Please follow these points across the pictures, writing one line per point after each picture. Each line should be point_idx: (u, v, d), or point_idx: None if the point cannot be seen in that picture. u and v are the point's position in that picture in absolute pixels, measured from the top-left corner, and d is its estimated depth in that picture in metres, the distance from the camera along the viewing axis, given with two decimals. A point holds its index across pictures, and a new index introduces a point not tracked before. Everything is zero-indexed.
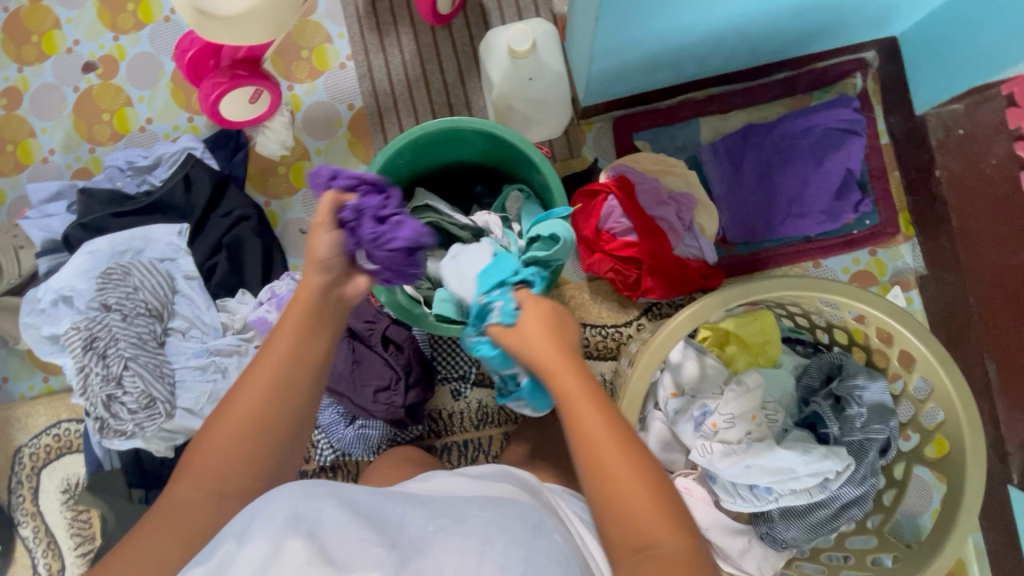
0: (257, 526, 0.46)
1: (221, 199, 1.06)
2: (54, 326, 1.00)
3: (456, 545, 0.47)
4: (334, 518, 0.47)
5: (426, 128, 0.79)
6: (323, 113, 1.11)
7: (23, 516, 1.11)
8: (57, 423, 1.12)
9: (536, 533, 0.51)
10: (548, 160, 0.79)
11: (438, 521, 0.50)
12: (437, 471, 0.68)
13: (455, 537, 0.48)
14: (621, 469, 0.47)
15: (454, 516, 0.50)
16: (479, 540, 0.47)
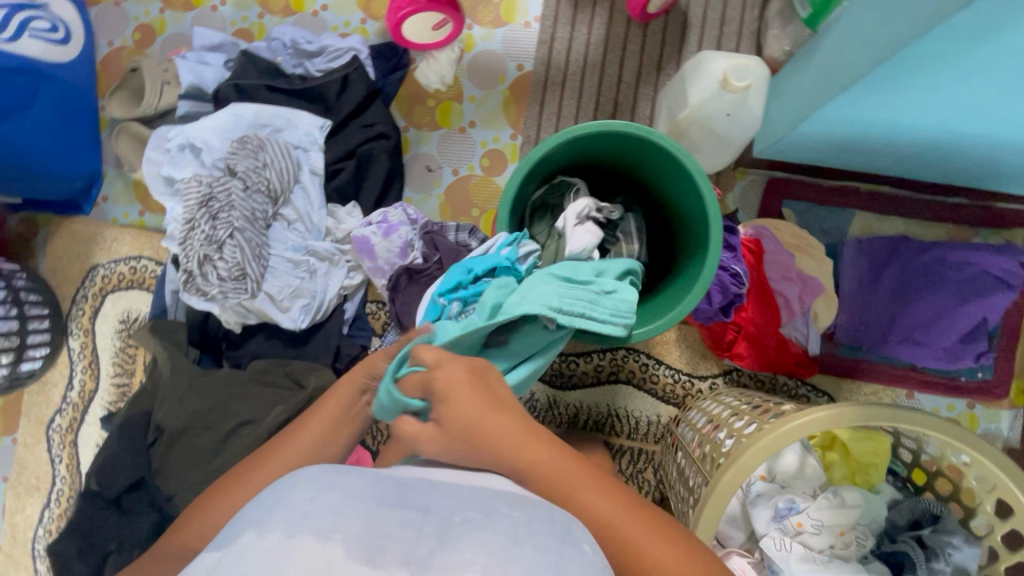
0: (275, 517, 0.43)
1: (366, 110, 1.06)
2: (175, 170, 1.01)
3: (482, 536, 0.43)
4: (345, 508, 0.44)
5: (610, 126, 0.76)
6: (491, 63, 1.10)
7: (77, 328, 1.15)
8: (137, 257, 1.14)
9: (564, 539, 0.46)
10: (718, 204, 0.74)
11: (468, 512, 0.46)
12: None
13: (481, 531, 0.43)
14: (618, 521, 0.50)
15: (481, 509, 0.46)
16: (508, 540, 0.43)
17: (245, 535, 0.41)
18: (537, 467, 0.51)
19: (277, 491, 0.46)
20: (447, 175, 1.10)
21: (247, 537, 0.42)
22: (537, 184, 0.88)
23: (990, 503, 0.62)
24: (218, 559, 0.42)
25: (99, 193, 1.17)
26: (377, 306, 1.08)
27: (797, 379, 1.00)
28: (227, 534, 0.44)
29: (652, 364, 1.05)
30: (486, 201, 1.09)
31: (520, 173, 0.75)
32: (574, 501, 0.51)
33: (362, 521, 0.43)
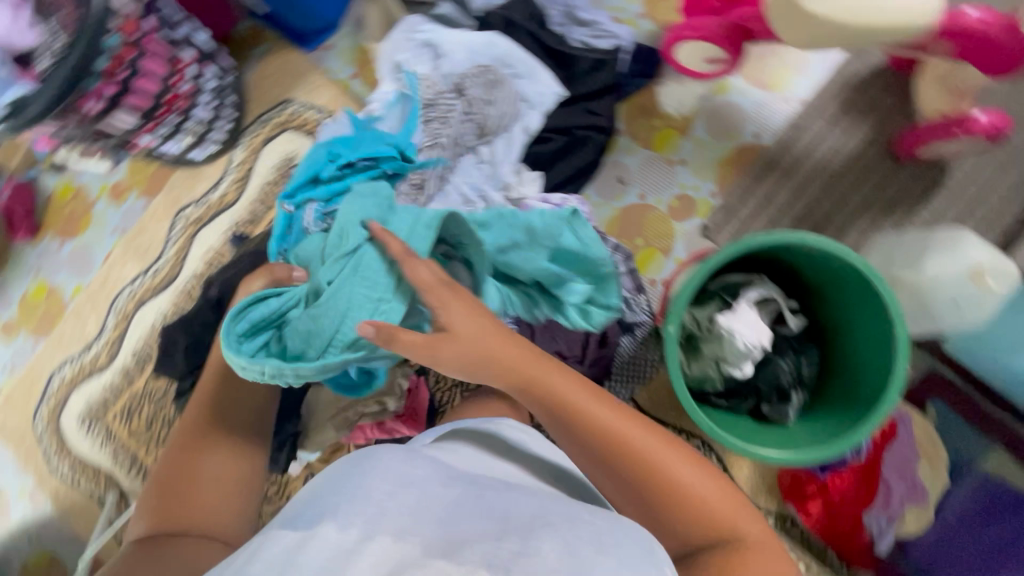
0: (355, 516, 0.52)
1: (598, 98, 1.05)
2: (410, 62, 1.04)
3: (558, 535, 0.50)
4: (421, 509, 0.54)
5: (846, 255, 0.74)
6: (731, 118, 1.07)
7: (246, 143, 1.22)
8: (328, 112, 1.19)
9: (646, 555, 0.52)
10: (903, 385, 0.71)
11: (549, 518, 0.54)
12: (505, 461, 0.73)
13: (562, 533, 0.51)
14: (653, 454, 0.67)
15: (563, 519, 0.54)
16: (595, 544, 0.50)
17: (330, 527, 0.50)
18: (592, 427, 0.68)
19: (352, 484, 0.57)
20: (631, 195, 1.08)
21: (332, 528, 0.50)
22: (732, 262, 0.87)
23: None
24: (302, 542, 0.50)
25: (326, 40, 1.22)
26: None
27: (846, 565, 0.96)
28: (307, 521, 0.53)
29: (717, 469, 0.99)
30: (654, 237, 1.07)
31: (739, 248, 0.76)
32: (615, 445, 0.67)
33: (438, 525, 0.52)
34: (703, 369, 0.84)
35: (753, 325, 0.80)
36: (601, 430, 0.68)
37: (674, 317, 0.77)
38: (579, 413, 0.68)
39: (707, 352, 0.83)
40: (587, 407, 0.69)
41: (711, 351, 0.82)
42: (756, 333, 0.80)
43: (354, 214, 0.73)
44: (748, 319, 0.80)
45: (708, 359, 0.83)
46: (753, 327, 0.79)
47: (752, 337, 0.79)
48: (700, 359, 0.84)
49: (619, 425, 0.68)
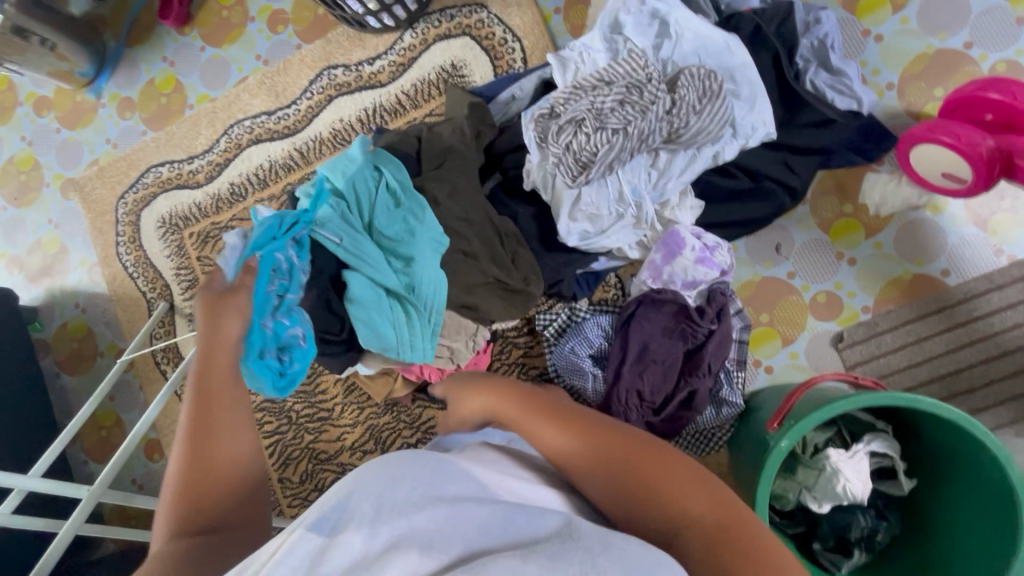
0: (376, 517, 0.42)
1: (804, 155, 0.94)
2: (633, 29, 0.93)
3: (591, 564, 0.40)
4: (453, 530, 0.44)
5: (1008, 462, 0.65)
6: (929, 240, 0.95)
7: (421, 30, 1.13)
8: (516, 37, 1.09)
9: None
10: None
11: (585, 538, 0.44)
12: (532, 460, 0.59)
13: (591, 553, 0.41)
14: (698, 489, 0.47)
15: (600, 548, 0.42)
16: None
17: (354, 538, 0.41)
18: (554, 422, 0.54)
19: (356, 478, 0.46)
20: (782, 268, 0.99)
21: (354, 540, 0.41)
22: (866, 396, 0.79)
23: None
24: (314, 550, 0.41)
25: None
26: (615, 282, 1.05)
27: None
28: (306, 521, 0.43)
29: None
30: (781, 320, 0.99)
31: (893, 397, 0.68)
32: (657, 486, 0.47)
33: (463, 541, 0.43)
34: (783, 487, 0.79)
35: (857, 470, 0.74)
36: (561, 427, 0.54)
37: (791, 433, 0.71)
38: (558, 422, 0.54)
39: (798, 474, 0.78)
40: (563, 414, 0.55)
41: (802, 474, 0.78)
42: (856, 479, 0.74)
43: (428, 275, 0.88)
44: (853, 460, 0.75)
45: (795, 480, 0.78)
46: (856, 472, 0.74)
47: (852, 480, 0.74)
48: (787, 478, 0.79)
49: (599, 433, 0.52)
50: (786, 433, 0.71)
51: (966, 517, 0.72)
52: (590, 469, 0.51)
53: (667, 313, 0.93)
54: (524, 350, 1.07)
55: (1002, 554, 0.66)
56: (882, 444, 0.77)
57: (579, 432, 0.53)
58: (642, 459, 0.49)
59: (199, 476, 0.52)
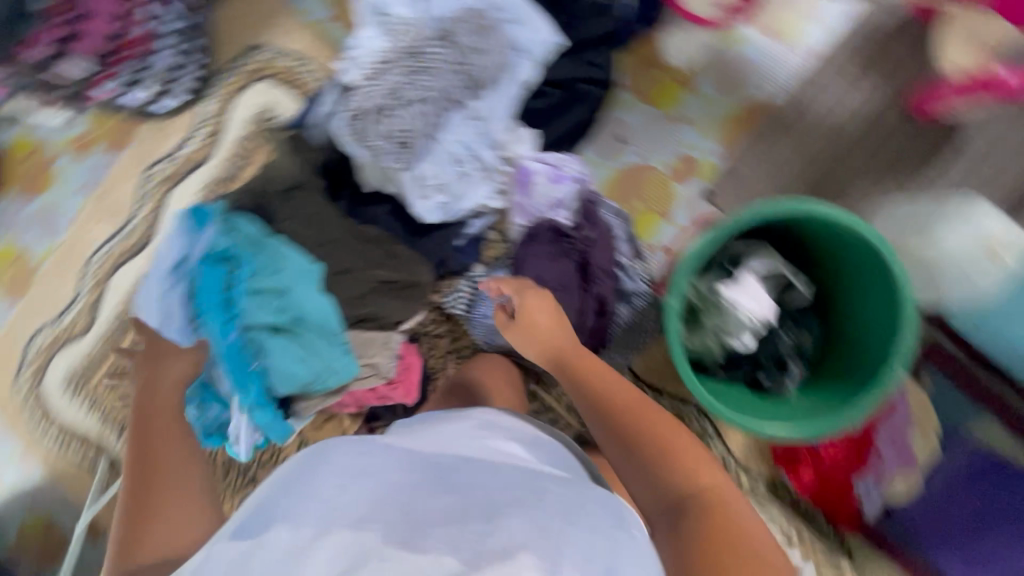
0: (309, 514, 0.55)
1: (599, 46, 0.97)
2: (392, 1, 0.94)
3: (525, 518, 0.55)
4: (381, 497, 0.57)
5: (858, 223, 0.70)
6: (740, 71, 0.99)
7: (217, 92, 1.12)
8: (305, 59, 1.10)
9: (619, 526, 0.59)
10: (905, 355, 0.70)
11: (520, 495, 0.60)
12: (465, 419, 0.75)
13: (514, 517, 0.56)
14: (676, 443, 0.69)
15: (516, 505, 0.57)
16: (561, 520, 0.57)
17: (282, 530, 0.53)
18: (603, 406, 0.72)
19: (306, 478, 0.59)
20: (632, 154, 1.02)
21: (284, 533, 0.53)
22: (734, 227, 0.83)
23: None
24: (253, 550, 0.52)
25: None
26: (499, 237, 1.05)
27: (832, 529, 0.98)
28: (252, 526, 0.55)
29: (710, 436, 1.00)
30: (654, 201, 1.02)
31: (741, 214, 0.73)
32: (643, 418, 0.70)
33: (396, 510, 0.56)
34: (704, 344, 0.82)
35: (751, 295, 0.77)
36: (608, 382, 0.75)
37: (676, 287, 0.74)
38: (612, 400, 0.73)
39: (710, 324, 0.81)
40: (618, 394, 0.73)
41: (713, 323, 0.80)
42: (754, 302, 0.77)
43: (314, 305, 0.86)
44: (746, 289, 0.78)
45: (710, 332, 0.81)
46: (751, 296, 0.77)
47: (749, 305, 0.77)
48: (702, 333, 0.82)
49: (643, 416, 0.71)
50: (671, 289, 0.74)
51: (857, 286, 0.78)
52: (632, 435, 0.69)
53: (548, 243, 0.96)
54: (447, 336, 1.06)
55: (891, 300, 0.71)
56: (763, 260, 0.81)
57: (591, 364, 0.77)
58: (643, 412, 0.71)
59: (129, 538, 0.68)
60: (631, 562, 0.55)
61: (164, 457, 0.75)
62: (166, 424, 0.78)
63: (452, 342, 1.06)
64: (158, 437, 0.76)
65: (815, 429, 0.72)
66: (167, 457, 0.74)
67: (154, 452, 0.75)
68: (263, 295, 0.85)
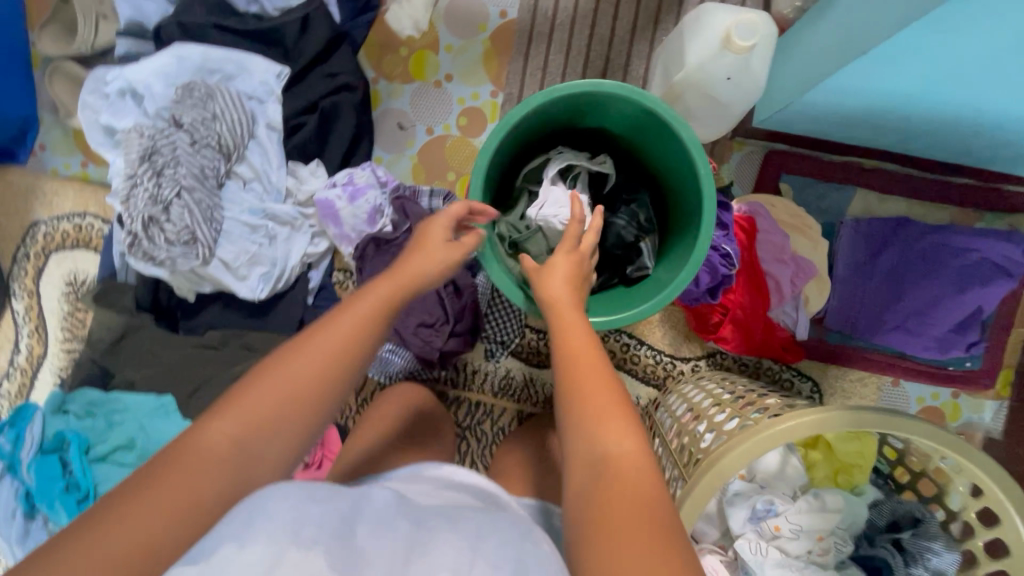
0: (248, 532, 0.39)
1: (330, 56, 0.95)
2: (115, 119, 0.91)
3: (453, 540, 0.43)
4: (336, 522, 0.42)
5: (600, 86, 0.68)
6: (471, 9, 0.98)
7: (21, 290, 1.07)
8: (82, 215, 1.05)
9: (525, 536, 0.47)
10: (713, 177, 0.68)
11: (432, 518, 0.47)
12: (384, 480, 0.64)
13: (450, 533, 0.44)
14: (608, 408, 0.48)
15: (446, 518, 0.47)
16: (471, 539, 0.44)
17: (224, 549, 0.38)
18: (554, 302, 0.58)
19: (259, 513, 0.41)
20: (420, 134, 1.00)
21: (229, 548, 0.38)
22: (515, 153, 0.79)
23: (978, 511, 0.58)
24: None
25: (35, 141, 1.06)
26: (345, 275, 1.00)
27: (783, 365, 0.96)
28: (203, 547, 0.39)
29: (634, 345, 0.99)
30: (463, 165, 1.00)
31: (498, 132, 0.67)
32: (580, 358, 0.52)
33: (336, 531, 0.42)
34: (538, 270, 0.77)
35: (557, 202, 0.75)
36: (555, 284, 0.59)
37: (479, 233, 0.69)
38: (562, 309, 0.57)
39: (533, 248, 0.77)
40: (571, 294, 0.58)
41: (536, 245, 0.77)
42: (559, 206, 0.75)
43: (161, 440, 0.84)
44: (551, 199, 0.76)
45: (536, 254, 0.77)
46: (556, 203, 0.75)
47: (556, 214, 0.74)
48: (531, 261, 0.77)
49: (581, 329, 0.55)
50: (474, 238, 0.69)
51: (650, 140, 0.76)
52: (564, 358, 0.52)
53: (379, 255, 0.91)
54: (351, 392, 1.00)
55: (676, 134, 0.69)
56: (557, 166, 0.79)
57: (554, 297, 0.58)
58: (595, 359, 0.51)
59: None
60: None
61: (338, 352, 0.52)
62: (326, 351, 0.51)
63: (358, 396, 1.00)
64: (335, 343, 0.52)
65: (676, 288, 0.68)
66: (298, 384, 0.50)
67: (339, 342, 0.52)
68: (112, 458, 0.83)
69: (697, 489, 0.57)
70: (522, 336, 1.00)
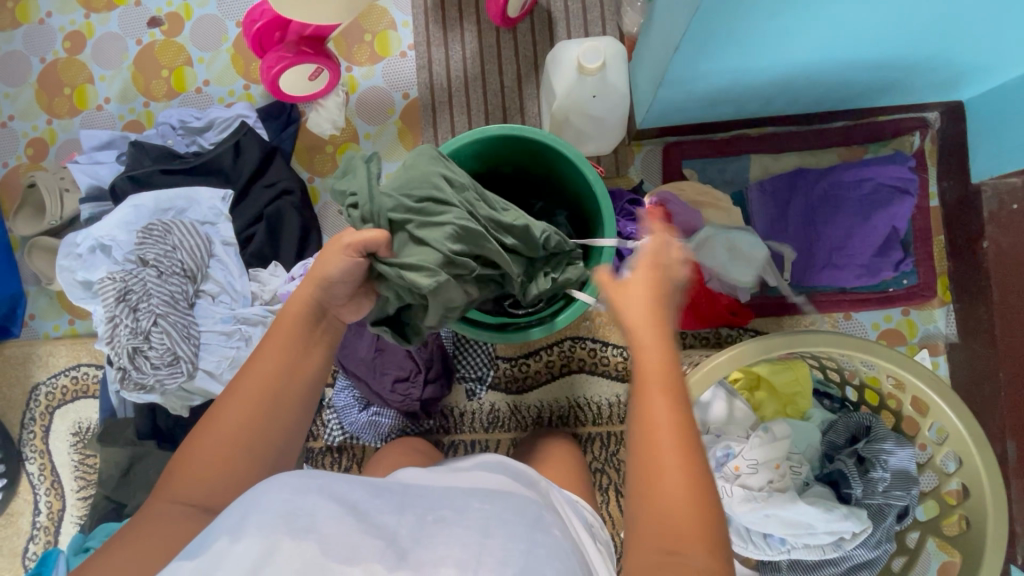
0: (250, 526, 0.48)
1: (266, 169, 1.07)
2: (89, 273, 1.02)
3: (454, 536, 0.51)
4: (331, 515, 0.50)
5: (488, 132, 0.79)
6: (378, 98, 1.12)
7: (32, 452, 1.14)
8: (75, 366, 1.13)
9: (536, 527, 0.56)
10: (602, 180, 0.77)
11: (440, 512, 0.55)
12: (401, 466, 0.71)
13: (455, 527, 0.52)
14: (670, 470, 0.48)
15: (454, 508, 0.55)
16: (479, 533, 0.52)
17: (221, 541, 0.47)
18: (645, 375, 0.51)
19: (259, 508, 0.49)
20: None
21: (222, 545, 0.47)
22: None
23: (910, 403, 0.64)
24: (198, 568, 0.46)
25: (25, 312, 1.16)
26: (323, 356, 1.08)
27: (738, 329, 1.02)
28: (203, 543, 0.48)
29: (599, 348, 1.06)
30: None
31: None
32: (656, 404, 0.50)
33: (339, 521, 0.50)
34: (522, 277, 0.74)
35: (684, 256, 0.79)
36: (653, 356, 0.52)
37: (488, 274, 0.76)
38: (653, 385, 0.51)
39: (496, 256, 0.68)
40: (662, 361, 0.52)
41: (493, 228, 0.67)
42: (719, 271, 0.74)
43: None
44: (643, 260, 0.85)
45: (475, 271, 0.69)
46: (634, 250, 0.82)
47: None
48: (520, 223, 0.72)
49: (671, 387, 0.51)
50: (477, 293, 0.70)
51: (549, 163, 0.85)
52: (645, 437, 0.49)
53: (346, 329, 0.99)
54: (354, 464, 1.06)
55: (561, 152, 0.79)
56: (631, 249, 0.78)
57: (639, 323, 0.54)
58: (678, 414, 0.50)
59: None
60: (549, 563, 0.51)
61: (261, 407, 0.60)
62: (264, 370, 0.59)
63: (360, 467, 1.06)
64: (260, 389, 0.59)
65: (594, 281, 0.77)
66: (250, 428, 0.58)
67: (257, 390, 0.59)
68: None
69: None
70: (496, 368, 1.07)
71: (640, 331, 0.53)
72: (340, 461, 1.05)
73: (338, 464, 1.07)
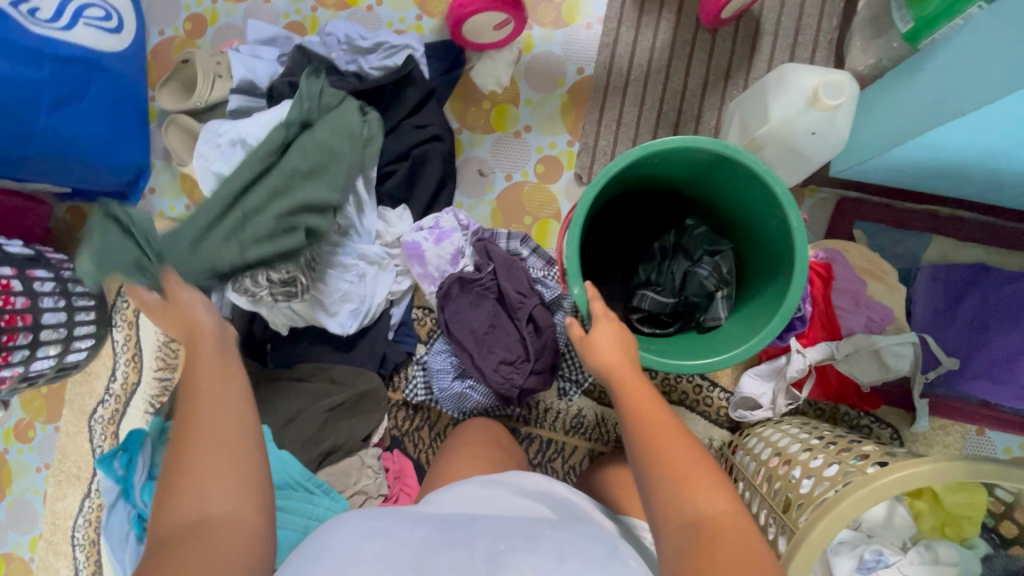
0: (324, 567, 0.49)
1: (421, 111, 1.03)
2: (225, 166, 1.00)
3: (530, 563, 0.51)
4: (399, 561, 0.50)
5: (694, 142, 0.69)
6: (550, 66, 1.05)
7: (121, 320, 1.15)
8: None
9: (611, 555, 0.54)
10: (806, 228, 0.67)
11: (511, 541, 0.54)
12: (458, 484, 0.69)
13: (533, 555, 0.52)
14: (693, 472, 0.52)
15: (524, 537, 0.55)
16: (553, 560, 0.52)
17: None
18: (658, 436, 0.55)
19: (324, 552, 0.51)
20: (499, 180, 1.06)
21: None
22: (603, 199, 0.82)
23: None
24: None
25: (146, 185, 1.16)
26: (423, 311, 1.06)
27: (859, 412, 0.95)
28: None
29: (706, 386, 1.00)
30: (539, 209, 1.05)
31: (594, 187, 0.69)
32: (658, 428, 0.56)
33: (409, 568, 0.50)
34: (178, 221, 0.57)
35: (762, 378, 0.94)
36: (644, 400, 0.58)
37: (574, 279, 0.71)
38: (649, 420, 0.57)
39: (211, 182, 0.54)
40: (651, 394, 0.59)
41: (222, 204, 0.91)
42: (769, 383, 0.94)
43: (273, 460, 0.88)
44: (791, 355, 0.90)
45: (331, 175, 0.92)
46: (754, 415, 0.94)
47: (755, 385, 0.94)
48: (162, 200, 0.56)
49: (676, 427, 0.56)
50: (571, 284, 0.71)
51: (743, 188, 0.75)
52: (665, 460, 0.53)
53: (463, 295, 0.97)
54: (425, 426, 1.04)
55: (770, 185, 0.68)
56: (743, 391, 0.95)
57: (615, 366, 0.63)
58: (682, 434, 0.56)
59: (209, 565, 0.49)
60: None
61: (207, 426, 0.55)
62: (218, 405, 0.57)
63: (432, 430, 1.04)
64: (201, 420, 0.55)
65: (767, 335, 0.69)
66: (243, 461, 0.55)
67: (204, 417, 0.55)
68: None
69: (796, 561, 0.59)
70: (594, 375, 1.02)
71: (623, 381, 0.61)
72: (413, 420, 1.04)
73: (410, 422, 1.05)
